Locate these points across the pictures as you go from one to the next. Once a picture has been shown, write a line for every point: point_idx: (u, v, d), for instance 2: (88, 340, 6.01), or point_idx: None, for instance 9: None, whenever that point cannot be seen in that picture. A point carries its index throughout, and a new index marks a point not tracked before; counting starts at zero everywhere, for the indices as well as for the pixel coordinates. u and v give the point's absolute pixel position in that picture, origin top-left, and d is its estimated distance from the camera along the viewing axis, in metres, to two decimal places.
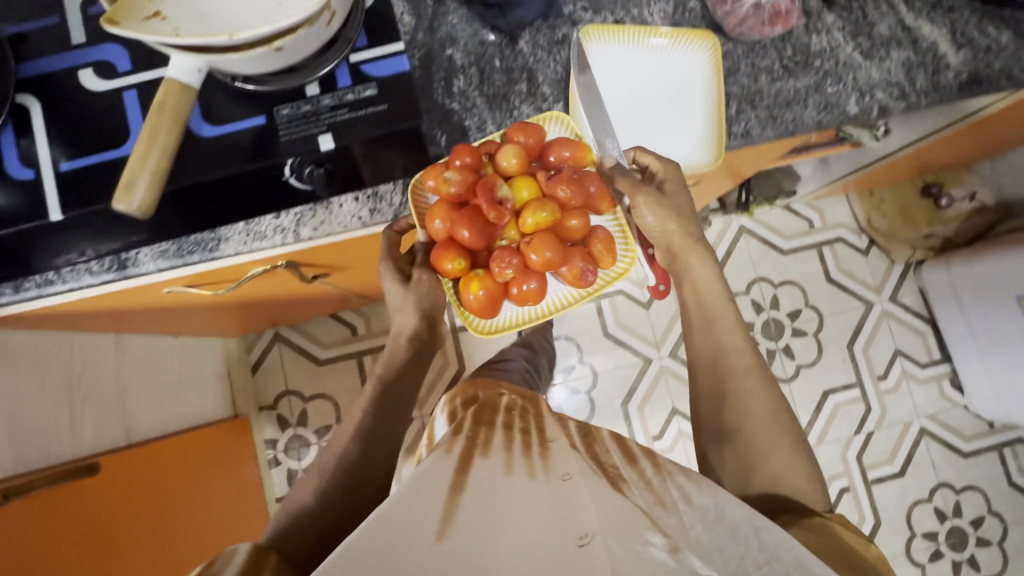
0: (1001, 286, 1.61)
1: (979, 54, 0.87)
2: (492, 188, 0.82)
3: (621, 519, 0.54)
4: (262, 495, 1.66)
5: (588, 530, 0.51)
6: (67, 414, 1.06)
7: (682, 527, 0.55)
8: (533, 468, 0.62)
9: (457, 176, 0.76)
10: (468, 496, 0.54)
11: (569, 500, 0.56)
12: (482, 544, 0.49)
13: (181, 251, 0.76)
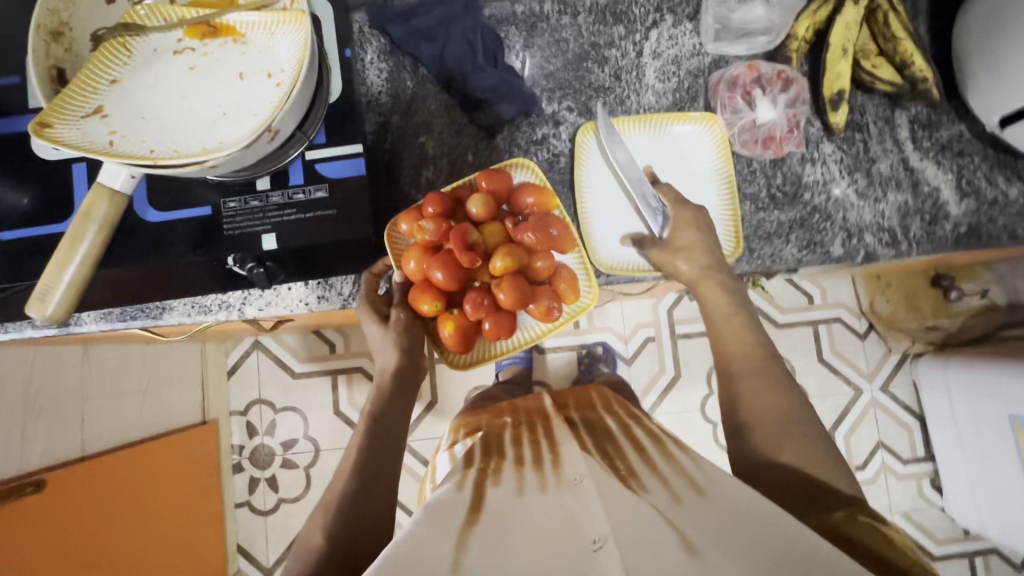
0: (987, 393, 1.37)
1: (982, 206, 0.82)
2: (462, 230, 0.73)
3: (638, 517, 0.48)
4: (219, 501, 1.63)
5: (603, 533, 0.45)
6: (20, 429, 1.07)
7: (703, 517, 0.48)
8: (543, 485, 0.58)
9: (431, 222, 0.72)
10: (477, 528, 0.49)
11: (577, 506, 0.51)
12: (497, 564, 0.44)
13: (124, 314, 0.75)
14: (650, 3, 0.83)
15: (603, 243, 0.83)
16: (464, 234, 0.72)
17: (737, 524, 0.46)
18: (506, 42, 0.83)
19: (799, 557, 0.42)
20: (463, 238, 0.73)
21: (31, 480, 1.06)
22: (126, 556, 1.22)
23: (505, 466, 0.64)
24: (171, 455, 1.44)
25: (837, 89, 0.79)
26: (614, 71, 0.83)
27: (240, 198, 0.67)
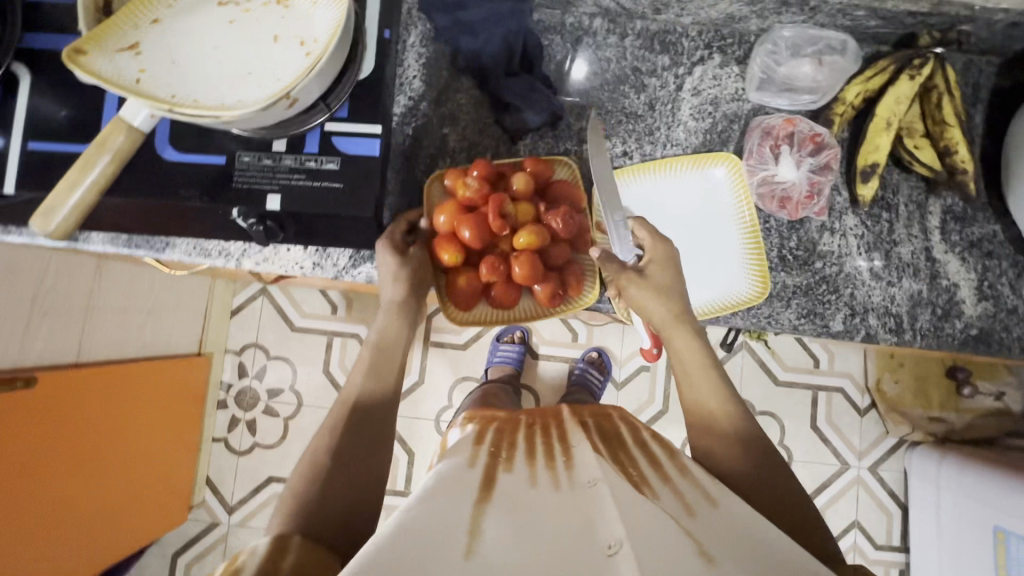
0: (978, 499, 1.30)
1: (999, 312, 0.79)
2: (501, 199, 0.72)
3: (652, 525, 0.50)
4: (198, 430, 1.67)
5: (618, 537, 0.48)
6: (23, 325, 1.12)
7: (715, 531, 0.50)
8: (556, 482, 0.59)
9: (474, 182, 0.72)
10: (488, 523, 0.52)
11: (589, 511, 0.53)
12: (507, 557, 0.48)
13: (128, 242, 0.77)
14: (700, 38, 0.82)
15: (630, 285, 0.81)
16: (502, 202, 0.71)
17: (746, 545, 0.48)
18: (548, 51, 0.83)
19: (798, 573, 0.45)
20: (500, 207, 0.72)
21: (23, 376, 1.10)
22: (95, 466, 1.27)
23: (517, 453, 0.66)
24: (155, 379, 1.46)
25: (871, 160, 0.76)
26: (650, 99, 0.82)
27: (254, 154, 0.69)
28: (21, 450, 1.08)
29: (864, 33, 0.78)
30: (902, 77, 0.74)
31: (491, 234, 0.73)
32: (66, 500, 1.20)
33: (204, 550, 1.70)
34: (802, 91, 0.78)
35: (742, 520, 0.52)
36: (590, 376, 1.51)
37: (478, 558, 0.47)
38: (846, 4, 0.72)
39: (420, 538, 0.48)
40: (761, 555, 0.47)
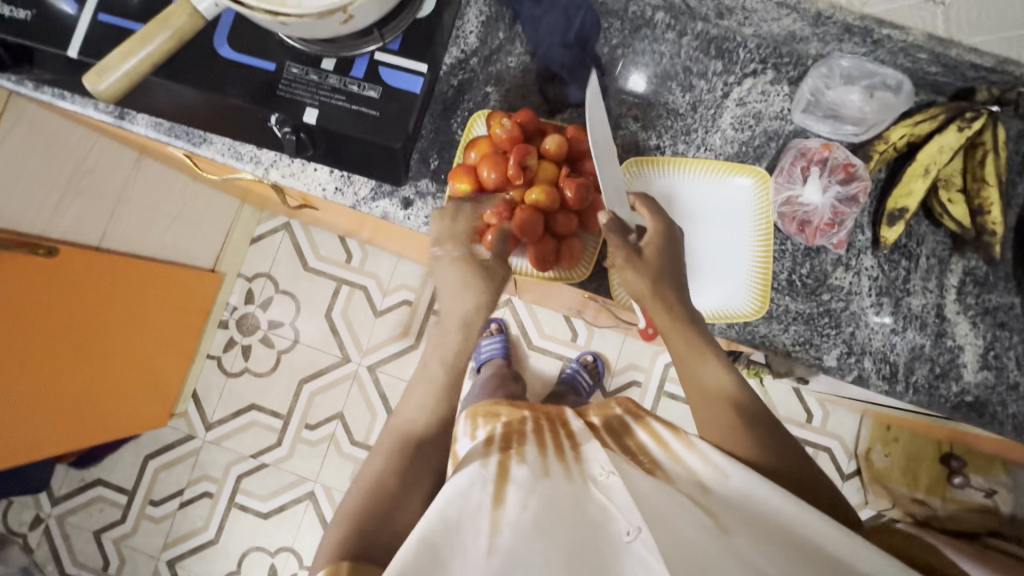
0: None
1: (999, 384, 0.77)
2: (526, 148, 0.73)
3: (673, 513, 0.53)
4: (195, 343, 1.72)
5: (635, 524, 0.51)
6: (56, 199, 1.16)
7: (733, 509, 0.54)
8: (566, 470, 0.59)
9: (510, 123, 0.73)
10: (506, 519, 0.54)
11: (596, 512, 0.55)
12: (528, 556, 0.50)
13: (171, 131, 0.81)
14: (758, 51, 0.82)
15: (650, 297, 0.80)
16: (525, 153, 0.72)
17: (759, 525, 0.53)
18: (605, 34, 0.84)
19: (806, 557, 0.50)
20: (522, 155, 0.72)
21: (44, 246, 1.10)
22: (91, 351, 1.29)
23: (524, 435, 0.65)
24: (167, 284, 1.49)
25: (901, 205, 0.76)
26: (694, 100, 0.82)
27: (303, 68, 0.71)
28: (33, 315, 1.10)
29: (922, 78, 0.77)
30: (950, 127, 0.73)
31: (506, 180, 0.74)
32: (59, 376, 1.22)
33: (175, 458, 1.75)
34: (847, 121, 0.78)
35: (753, 492, 0.55)
36: (580, 378, 1.52)
37: (500, 556, 0.50)
38: (910, 42, 0.71)
39: (442, 543, 0.51)
40: (777, 532, 0.52)
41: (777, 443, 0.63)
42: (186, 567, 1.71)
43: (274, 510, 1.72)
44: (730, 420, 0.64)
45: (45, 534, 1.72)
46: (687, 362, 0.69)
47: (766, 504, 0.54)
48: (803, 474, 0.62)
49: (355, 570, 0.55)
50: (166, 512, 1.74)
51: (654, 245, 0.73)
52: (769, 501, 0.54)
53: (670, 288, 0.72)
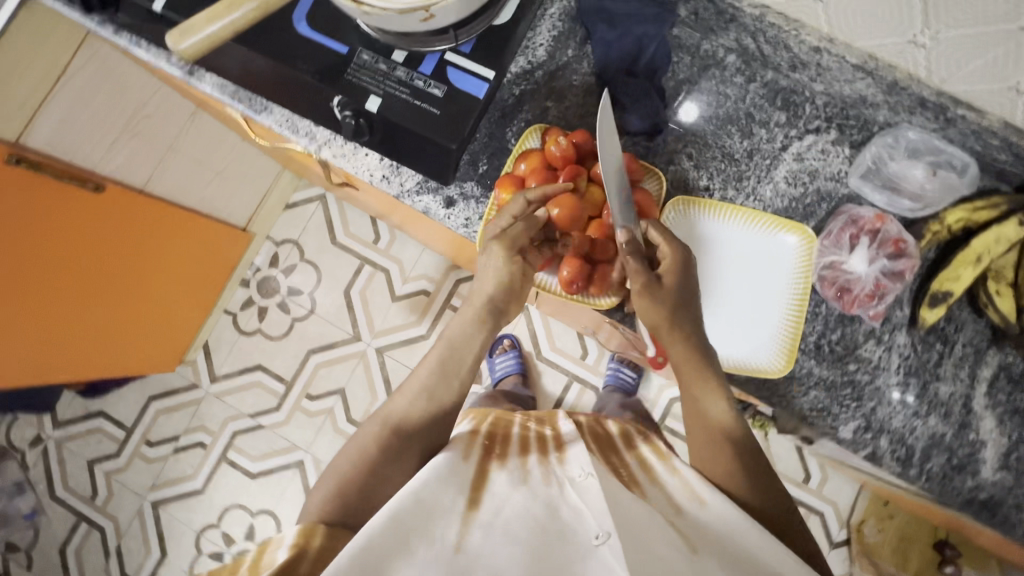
0: None
1: (1017, 487, 0.75)
2: (577, 171, 0.74)
3: (640, 521, 0.60)
4: (215, 296, 1.75)
5: (605, 529, 0.57)
6: (112, 138, 1.19)
7: (696, 531, 0.60)
8: (548, 475, 0.68)
9: (566, 142, 0.74)
10: (482, 512, 0.61)
11: (566, 519, 0.62)
12: (497, 548, 0.57)
13: (234, 94, 0.83)
14: (824, 109, 0.81)
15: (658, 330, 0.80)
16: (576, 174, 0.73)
17: (717, 547, 0.58)
18: (673, 67, 0.83)
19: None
20: (573, 176, 0.74)
21: (93, 181, 1.14)
22: (116, 288, 1.32)
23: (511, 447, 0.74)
24: (200, 236, 1.52)
25: (946, 288, 0.74)
26: (750, 148, 0.81)
27: (373, 56, 0.72)
28: (68, 244, 1.14)
29: (989, 164, 0.75)
30: (1010, 219, 0.73)
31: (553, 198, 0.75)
32: (81, 306, 1.25)
33: (177, 405, 1.79)
34: (904, 195, 0.76)
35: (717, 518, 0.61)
36: (622, 376, 1.51)
37: (467, 554, 0.57)
38: (983, 126, 0.71)
39: (422, 519, 0.57)
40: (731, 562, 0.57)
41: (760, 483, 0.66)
42: (169, 512, 1.75)
43: (262, 472, 1.74)
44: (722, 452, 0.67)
45: (42, 455, 1.77)
46: (693, 395, 0.71)
47: (731, 531, 0.60)
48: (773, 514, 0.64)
49: (327, 537, 0.58)
50: (159, 455, 1.77)
51: (673, 270, 0.72)
52: (732, 532, 0.60)
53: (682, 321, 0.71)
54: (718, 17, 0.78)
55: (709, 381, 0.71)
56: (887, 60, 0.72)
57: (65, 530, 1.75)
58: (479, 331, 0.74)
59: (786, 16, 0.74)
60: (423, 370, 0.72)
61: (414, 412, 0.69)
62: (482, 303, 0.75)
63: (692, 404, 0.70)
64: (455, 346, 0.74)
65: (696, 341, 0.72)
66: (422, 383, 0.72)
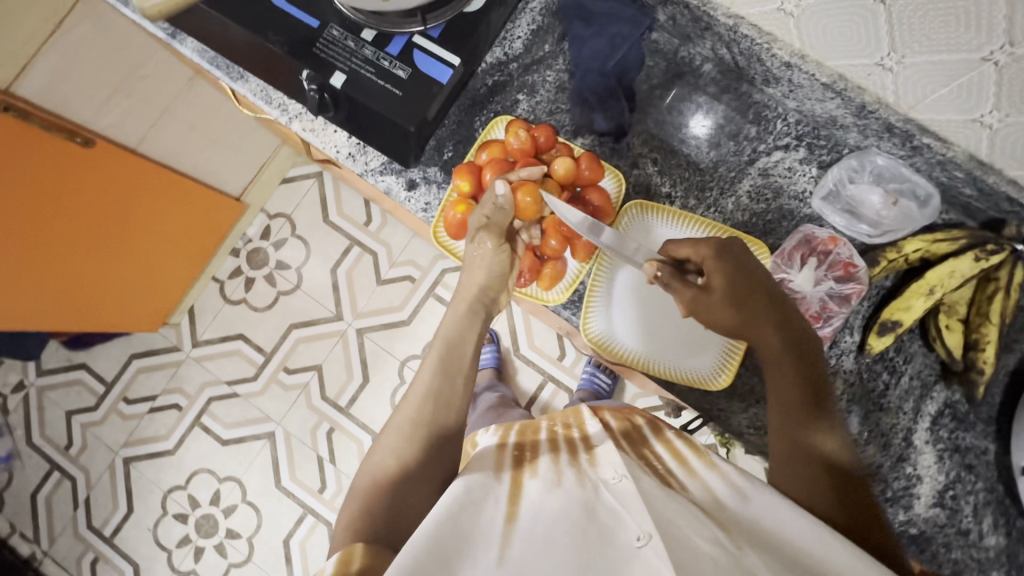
0: None
1: (948, 526, 0.75)
2: (535, 163, 0.75)
3: (678, 519, 0.52)
4: (201, 264, 1.69)
5: (645, 530, 0.50)
6: (105, 96, 1.17)
7: (750, 531, 0.53)
8: (580, 479, 0.61)
9: (525, 134, 0.75)
10: (522, 524, 0.55)
11: (608, 522, 0.54)
12: (538, 553, 0.51)
13: (213, 61, 0.83)
14: (795, 127, 0.80)
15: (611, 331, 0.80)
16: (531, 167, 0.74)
17: (784, 552, 0.50)
18: (648, 71, 0.84)
19: None
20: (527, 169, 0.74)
21: (83, 135, 1.12)
22: (103, 246, 1.31)
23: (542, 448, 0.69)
24: (195, 203, 1.50)
25: (896, 317, 0.73)
26: (717, 159, 0.82)
27: (343, 32, 0.72)
28: (55, 198, 1.12)
29: (955, 197, 0.74)
30: (967, 253, 0.70)
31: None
32: (68, 260, 1.24)
33: (156, 364, 1.76)
34: (863, 220, 0.77)
35: (775, 516, 0.54)
36: (597, 380, 1.50)
37: (510, 567, 0.50)
38: (947, 157, 0.68)
39: (456, 540, 0.52)
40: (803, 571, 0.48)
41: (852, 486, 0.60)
42: (139, 470, 1.71)
43: (233, 440, 1.70)
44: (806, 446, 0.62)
45: (23, 401, 1.75)
46: (778, 389, 0.65)
47: (802, 536, 0.52)
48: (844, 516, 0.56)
49: (368, 557, 0.55)
50: (135, 412, 1.74)
51: (722, 267, 0.67)
52: (805, 538, 0.52)
53: (751, 301, 0.67)
54: (694, 24, 0.76)
55: (800, 369, 0.65)
56: (856, 81, 0.69)
57: (37, 477, 1.72)
58: (472, 321, 0.75)
59: (760, 27, 0.71)
60: (425, 371, 0.70)
61: (416, 420, 0.67)
62: (473, 295, 0.75)
63: (784, 405, 0.64)
64: (456, 342, 0.73)
65: (773, 322, 0.67)
66: (428, 384, 0.69)
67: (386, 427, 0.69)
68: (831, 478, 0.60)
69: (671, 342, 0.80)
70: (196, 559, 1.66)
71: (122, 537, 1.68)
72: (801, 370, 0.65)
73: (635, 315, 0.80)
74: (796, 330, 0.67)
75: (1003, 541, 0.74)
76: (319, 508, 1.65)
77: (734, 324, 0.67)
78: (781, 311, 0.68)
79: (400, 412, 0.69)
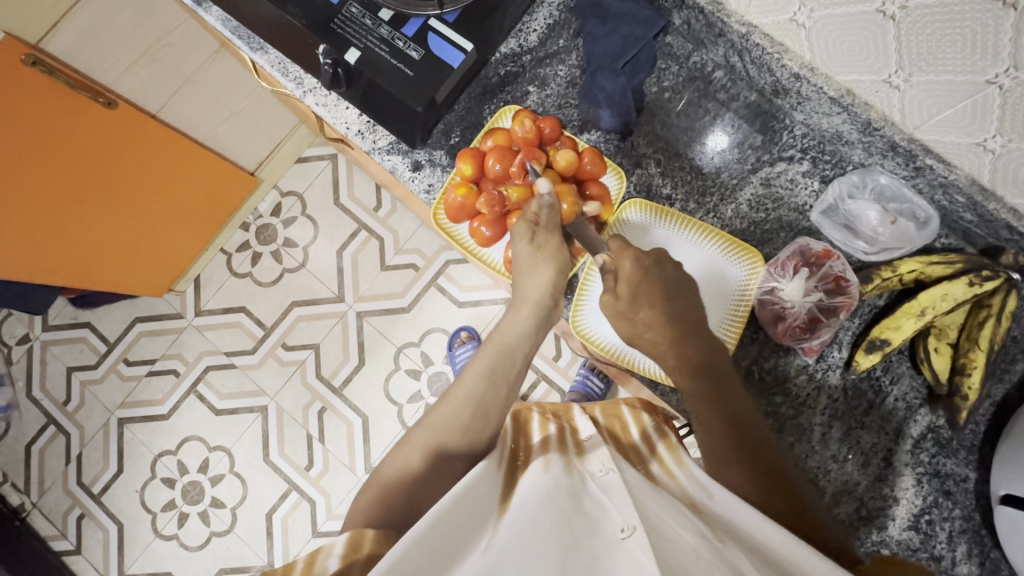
0: None
1: (921, 551, 0.74)
2: (537, 153, 0.76)
3: (665, 515, 0.53)
4: (213, 233, 1.72)
5: (630, 522, 0.50)
6: (131, 61, 1.16)
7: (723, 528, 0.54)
8: (568, 468, 0.61)
9: (530, 124, 0.76)
10: (510, 516, 0.54)
11: (593, 515, 0.53)
12: (525, 540, 0.49)
13: (235, 31, 0.85)
14: (801, 140, 0.81)
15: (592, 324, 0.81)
16: (534, 157, 0.75)
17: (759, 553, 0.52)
18: (659, 73, 0.85)
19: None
20: (529, 157, 0.75)
21: (105, 96, 1.11)
22: (114, 208, 1.30)
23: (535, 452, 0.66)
24: (209, 172, 1.49)
25: (885, 336, 0.72)
26: (721, 165, 0.83)
27: (361, 10, 0.74)
28: (72, 155, 1.12)
29: (955, 222, 0.74)
30: (961, 278, 0.70)
31: (508, 175, 0.77)
32: (81, 217, 1.25)
33: (159, 329, 1.78)
34: (861, 236, 0.76)
35: (737, 515, 0.55)
36: (589, 384, 1.49)
37: (493, 554, 0.49)
38: (950, 181, 0.69)
39: (453, 536, 0.51)
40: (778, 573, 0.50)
41: (792, 494, 0.61)
42: (133, 431, 1.74)
43: (226, 410, 1.72)
44: (731, 453, 0.63)
45: (27, 353, 1.79)
46: (695, 410, 0.67)
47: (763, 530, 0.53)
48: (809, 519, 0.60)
49: (376, 544, 0.54)
50: (134, 374, 1.76)
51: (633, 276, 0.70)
52: (764, 533, 0.53)
53: (673, 312, 0.69)
54: (708, 30, 0.78)
55: (715, 383, 0.67)
56: (865, 97, 0.70)
57: (34, 429, 1.75)
58: (535, 333, 0.71)
59: (771, 37, 0.72)
60: (471, 378, 0.67)
61: (453, 426, 0.65)
62: (535, 301, 0.70)
63: (705, 416, 0.66)
64: (506, 349, 0.69)
65: (686, 337, 0.69)
66: (471, 391, 0.66)
67: (419, 424, 0.67)
68: (764, 489, 0.61)
69: None
70: (179, 525, 1.68)
71: (109, 496, 1.70)
72: (713, 390, 0.66)
73: None
74: (696, 348, 0.69)
75: (976, 570, 0.73)
76: (305, 485, 1.66)
77: (631, 333, 0.70)
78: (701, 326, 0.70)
79: (440, 410, 0.66)
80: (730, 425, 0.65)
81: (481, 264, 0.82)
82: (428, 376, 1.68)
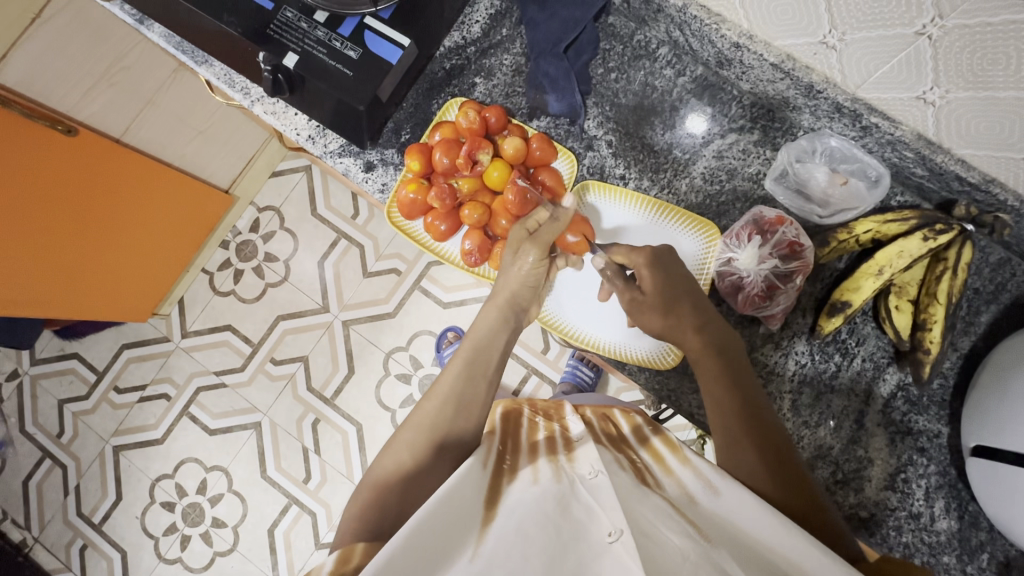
0: None
1: (899, 510, 0.74)
2: (482, 142, 0.77)
3: (651, 514, 0.53)
4: (194, 251, 1.70)
5: (617, 525, 0.50)
6: (87, 85, 1.14)
7: (715, 526, 0.54)
8: (557, 474, 0.58)
9: (474, 115, 0.77)
10: (497, 525, 0.52)
11: (579, 518, 0.53)
12: (514, 551, 0.48)
13: (179, 46, 0.84)
14: (749, 110, 0.81)
15: (558, 319, 0.81)
16: (479, 147, 0.77)
17: (755, 558, 0.51)
18: (604, 54, 0.84)
19: None
20: (475, 148, 0.77)
21: (66, 124, 1.09)
22: (87, 238, 1.28)
23: (522, 453, 0.64)
24: (180, 193, 1.47)
25: (845, 298, 0.72)
26: (672, 140, 0.84)
27: (297, 14, 0.73)
28: (38, 188, 1.10)
29: (908, 178, 0.74)
30: (916, 234, 0.69)
31: (456, 168, 0.78)
32: (53, 251, 1.22)
33: (147, 354, 1.77)
34: (813, 200, 0.76)
35: (744, 515, 0.55)
36: (578, 373, 1.48)
37: (481, 562, 0.48)
38: (896, 138, 0.67)
39: (439, 541, 0.48)
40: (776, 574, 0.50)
41: (799, 473, 0.60)
42: (129, 458, 1.73)
43: (220, 429, 1.72)
44: (745, 431, 0.61)
45: (17, 389, 1.78)
46: (714, 381, 0.65)
47: (767, 534, 0.53)
48: (808, 514, 0.58)
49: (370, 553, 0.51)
50: (126, 402, 1.76)
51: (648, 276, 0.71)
52: (767, 534, 0.53)
53: (685, 295, 0.70)
54: (646, 6, 0.77)
55: (728, 360, 0.66)
56: (803, 61, 0.68)
57: (30, 464, 1.75)
58: (503, 329, 0.69)
59: (708, 8, 0.70)
60: (450, 369, 0.66)
61: (437, 421, 0.62)
62: (507, 299, 0.70)
63: (722, 390, 0.64)
64: (482, 347, 0.67)
65: (709, 334, 0.67)
66: (452, 383, 0.64)
67: (404, 424, 0.64)
68: (779, 470, 0.59)
69: (610, 338, 0.80)
70: (182, 547, 1.67)
71: (110, 524, 1.70)
72: (725, 365, 0.65)
73: (579, 309, 0.81)
74: (715, 332, 0.68)
75: (955, 524, 0.73)
76: (305, 497, 1.65)
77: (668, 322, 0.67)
78: (705, 306, 0.69)
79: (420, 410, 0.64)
80: (747, 402, 0.63)
81: (441, 260, 0.83)
82: (419, 379, 1.68)
